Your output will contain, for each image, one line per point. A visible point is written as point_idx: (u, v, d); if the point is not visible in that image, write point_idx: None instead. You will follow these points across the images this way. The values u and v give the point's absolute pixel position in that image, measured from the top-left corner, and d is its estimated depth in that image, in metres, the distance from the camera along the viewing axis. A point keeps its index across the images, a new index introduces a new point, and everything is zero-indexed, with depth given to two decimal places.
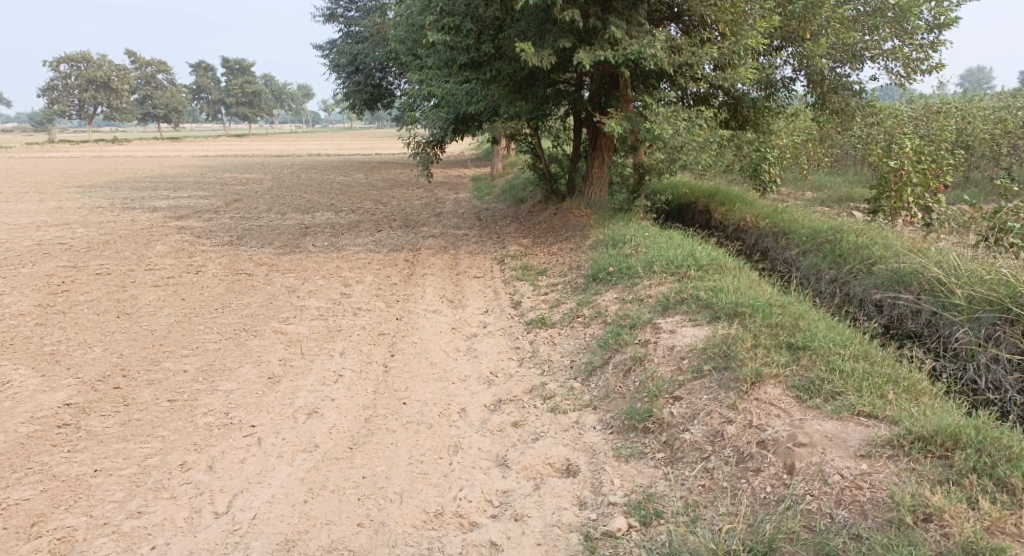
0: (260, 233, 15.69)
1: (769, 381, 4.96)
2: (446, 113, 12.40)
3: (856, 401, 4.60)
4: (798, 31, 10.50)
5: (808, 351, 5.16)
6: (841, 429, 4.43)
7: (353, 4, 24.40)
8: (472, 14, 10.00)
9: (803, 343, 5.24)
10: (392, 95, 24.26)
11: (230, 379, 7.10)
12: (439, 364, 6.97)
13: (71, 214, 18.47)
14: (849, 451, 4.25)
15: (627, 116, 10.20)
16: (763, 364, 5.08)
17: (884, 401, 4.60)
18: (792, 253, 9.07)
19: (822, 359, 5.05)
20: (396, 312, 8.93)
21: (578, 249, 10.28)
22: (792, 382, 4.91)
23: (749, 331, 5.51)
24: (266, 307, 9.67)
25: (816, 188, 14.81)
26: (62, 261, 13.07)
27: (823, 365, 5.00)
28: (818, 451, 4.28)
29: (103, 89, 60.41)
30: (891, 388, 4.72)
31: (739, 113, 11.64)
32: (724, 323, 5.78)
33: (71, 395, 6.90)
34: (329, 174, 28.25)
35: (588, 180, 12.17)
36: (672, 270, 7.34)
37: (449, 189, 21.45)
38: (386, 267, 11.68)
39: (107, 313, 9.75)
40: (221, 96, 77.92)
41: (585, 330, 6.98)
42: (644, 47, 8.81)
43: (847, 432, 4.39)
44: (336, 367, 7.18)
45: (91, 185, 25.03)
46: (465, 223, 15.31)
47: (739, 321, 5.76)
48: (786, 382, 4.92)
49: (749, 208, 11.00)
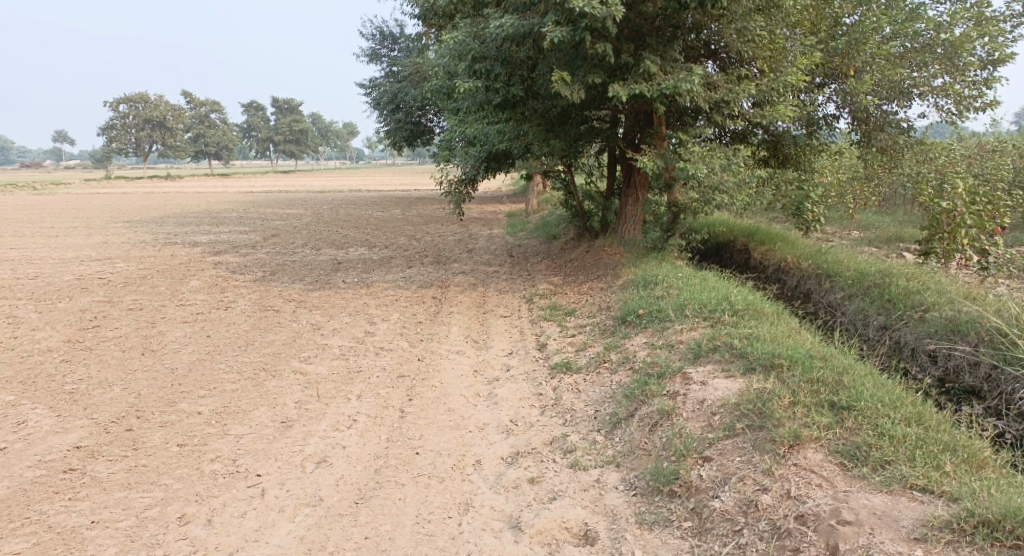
0: (293, 268, 15.67)
1: (809, 444, 4.51)
2: (477, 150, 12.25)
3: (909, 472, 4.14)
4: (841, 67, 10.17)
5: (853, 412, 4.70)
6: (892, 505, 3.97)
7: (395, 45, 24.72)
8: (503, 55, 9.64)
9: (848, 403, 4.78)
10: (431, 132, 24.39)
11: (242, 422, 6.85)
12: (457, 411, 6.63)
13: (115, 248, 18.76)
14: (901, 533, 3.80)
15: (660, 153, 9.90)
16: (802, 425, 4.64)
17: (941, 474, 4.14)
18: (836, 297, 8.58)
19: (869, 422, 4.59)
20: (419, 352, 8.65)
21: (608, 289, 9.95)
22: (835, 446, 4.46)
23: (788, 386, 5.07)
24: (290, 345, 9.48)
25: (863, 227, 14.27)
26: (98, 296, 13.16)
27: (870, 428, 4.55)
28: (866, 531, 3.83)
29: (157, 128, 62.50)
30: (949, 459, 4.26)
31: (779, 151, 11.21)
32: (761, 376, 5.36)
33: (82, 436, 6.73)
34: (367, 209, 28.41)
35: (621, 218, 11.85)
36: (706, 314, 6.93)
37: (484, 225, 21.32)
38: (413, 304, 11.45)
39: (133, 350, 9.66)
40: (269, 134, 79.97)
41: (611, 377, 6.59)
42: (681, 81, 8.52)
43: (899, 509, 3.94)
44: (351, 412, 6.89)
45: (138, 219, 25.60)
46: (496, 260, 15.06)
47: (777, 374, 5.33)
48: (829, 447, 4.48)
49: (791, 248, 10.56)
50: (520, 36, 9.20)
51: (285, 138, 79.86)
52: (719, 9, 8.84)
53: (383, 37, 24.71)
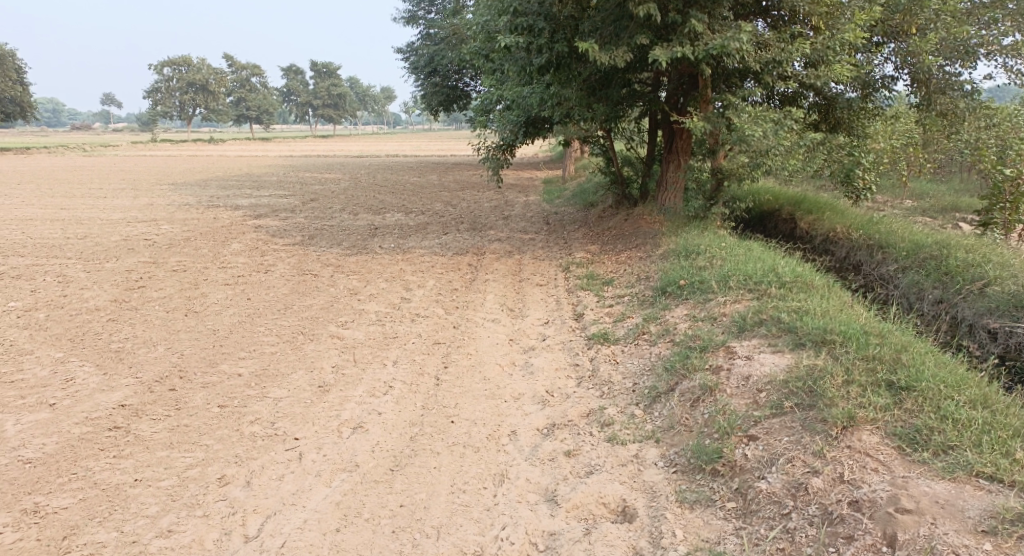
0: (332, 233, 15.73)
1: (864, 427, 4.35)
2: (516, 115, 12.04)
3: (975, 460, 3.96)
4: (902, 24, 9.69)
5: (912, 393, 4.51)
6: (956, 494, 3.81)
7: (433, 7, 24.40)
8: (547, 12, 9.42)
9: (906, 383, 4.59)
10: (468, 96, 24.15)
11: (281, 385, 6.91)
12: (493, 380, 6.59)
13: (160, 210, 19.07)
14: (967, 525, 3.63)
15: (707, 117, 9.71)
16: (857, 406, 4.47)
17: (1010, 462, 3.95)
18: (889, 269, 8.28)
19: (930, 403, 4.40)
20: (455, 319, 8.61)
21: (648, 259, 9.76)
22: (891, 429, 4.29)
23: (840, 363, 4.90)
24: (327, 309, 9.51)
25: (915, 196, 13.78)
26: (142, 258, 13.38)
27: (931, 410, 4.37)
28: (927, 521, 3.68)
29: (200, 91, 63.15)
30: (1019, 445, 4.06)
31: (831, 115, 10.93)
32: (811, 352, 5.19)
33: (126, 395, 6.84)
34: (405, 174, 28.41)
35: (663, 185, 11.62)
36: (751, 286, 6.73)
37: (520, 191, 21.14)
38: (450, 271, 11.41)
39: (176, 311, 9.80)
40: (309, 98, 80.30)
41: (651, 349, 6.47)
42: (729, 40, 8.19)
43: (964, 498, 3.77)
44: (387, 377, 6.89)
45: (181, 182, 25.97)
46: (533, 228, 14.92)
47: (827, 350, 5.15)
48: (886, 430, 4.31)
49: (840, 217, 10.20)
50: None
51: (325, 102, 80.09)
52: None
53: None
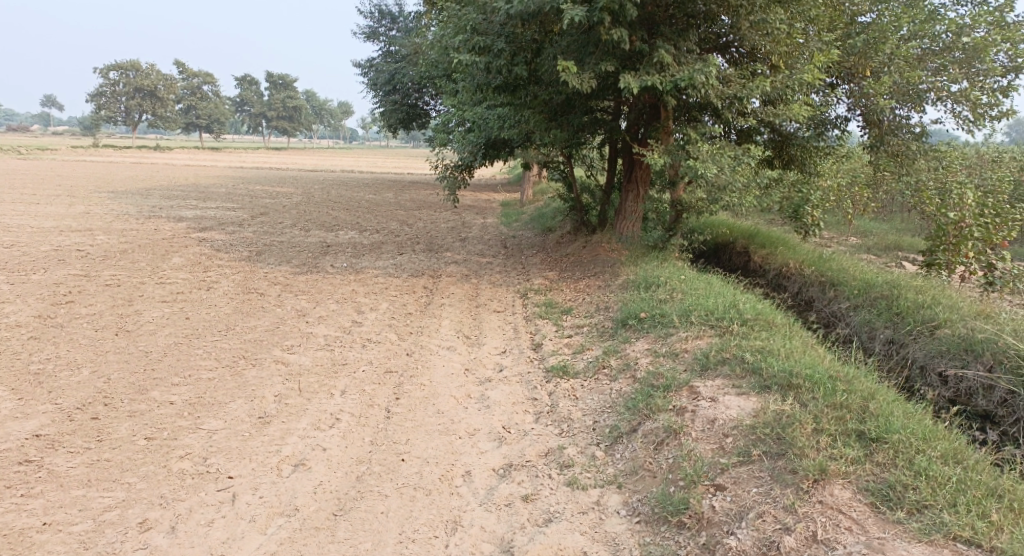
0: (280, 249, 15.18)
1: (836, 480, 4.24)
2: (475, 136, 11.80)
3: (952, 522, 3.90)
4: (857, 67, 9.88)
5: (884, 445, 4.43)
6: None
7: (394, 24, 24.15)
8: (509, 35, 9.21)
9: (877, 434, 4.50)
10: (427, 115, 23.89)
11: (216, 416, 6.44)
12: (446, 413, 6.26)
13: (97, 220, 18.18)
14: None
15: (667, 150, 9.55)
16: (829, 458, 4.37)
17: (988, 524, 3.89)
18: (841, 306, 8.25)
19: (904, 458, 4.32)
20: (407, 346, 8.25)
21: (606, 288, 9.60)
22: (864, 484, 4.21)
23: (809, 410, 4.76)
24: (272, 332, 9.04)
25: (861, 233, 14.03)
26: (74, 270, 12.62)
27: (904, 465, 4.28)
28: None
29: (149, 97, 61.31)
30: (995, 506, 4.00)
31: (784, 151, 10.79)
32: (778, 395, 5.03)
33: (43, 424, 6.29)
34: (359, 191, 27.89)
35: (620, 214, 11.48)
36: (713, 322, 6.58)
37: (477, 213, 20.88)
38: (403, 294, 11.04)
39: (106, 330, 9.19)
40: (263, 110, 78.94)
41: (611, 385, 6.24)
42: (697, 72, 8.15)
43: None
44: (333, 409, 6.50)
45: (124, 191, 24.91)
46: (489, 251, 14.64)
47: (795, 394, 4.99)
48: (858, 484, 4.22)
49: (794, 252, 10.22)
50: (529, 15, 8.71)
51: (279, 114, 78.80)
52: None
53: (382, 17, 24.16)
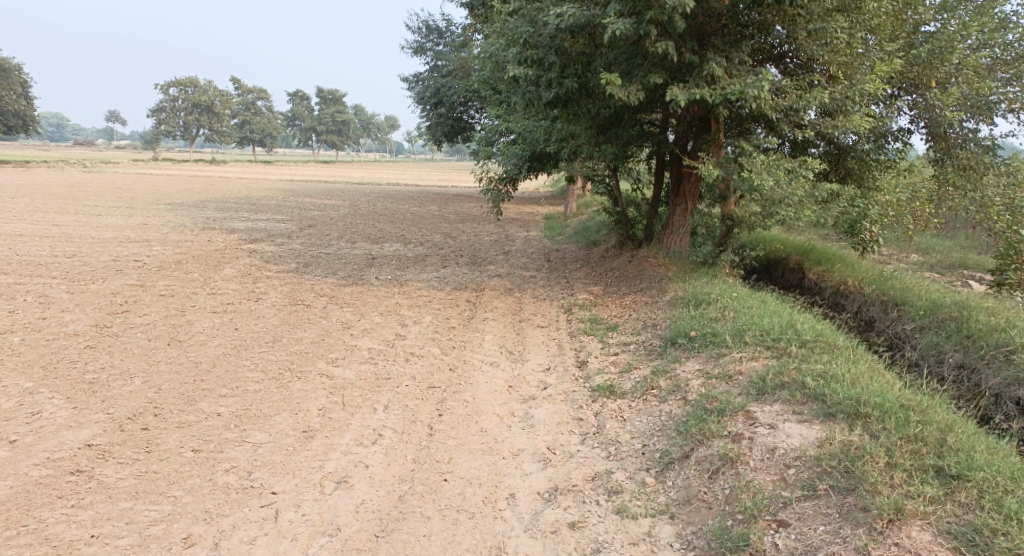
0: (327, 261, 15.33)
1: (913, 522, 4.11)
2: (521, 149, 11.73)
3: None
4: (920, 77, 9.51)
5: (967, 482, 4.28)
6: None
7: (441, 39, 24.36)
8: (558, 47, 9.10)
9: (959, 471, 4.35)
10: (473, 129, 23.99)
11: (262, 429, 6.45)
12: (489, 432, 6.15)
13: (154, 231, 18.65)
14: None
15: (719, 162, 9.44)
16: (905, 497, 4.23)
17: None
18: (905, 327, 7.88)
19: (991, 500, 4.16)
20: (451, 361, 8.17)
21: (654, 304, 9.39)
22: (945, 527, 4.06)
23: (880, 442, 4.61)
24: (318, 344, 9.07)
25: (922, 251, 13.54)
26: (130, 280, 12.92)
27: (991, 507, 4.12)
28: None
29: (205, 112, 63.10)
30: None
31: (841, 165, 10.57)
32: (844, 425, 4.86)
33: (95, 433, 6.39)
34: (405, 203, 28.10)
35: (669, 228, 11.27)
36: (769, 343, 6.34)
37: (521, 226, 20.82)
38: (447, 307, 11.01)
39: (159, 340, 9.35)
40: (313, 124, 80.59)
41: (660, 406, 6.05)
42: (748, 86, 7.93)
43: None
44: (376, 424, 6.44)
45: (180, 203, 25.58)
46: (533, 264, 14.54)
47: (865, 425, 4.82)
48: (938, 526, 4.07)
49: (851, 270, 9.87)
50: (578, 27, 8.61)
51: (328, 128, 80.30)
52: (795, 9, 8.33)
53: (430, 32, 24.41)
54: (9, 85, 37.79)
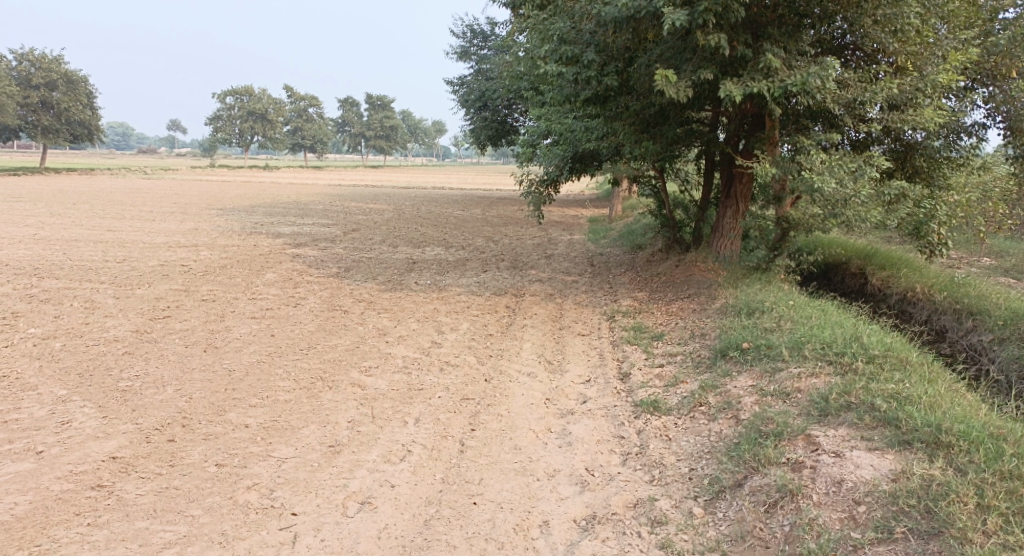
0: (368, 265, 15.18)
1: None
2: (563, 150, 11.32)
3: None
4: (998, 68, 9.04)
5: None
6: None
7: (485, 42, 24.12)
8: (600, 43, 8.62)
9: None
10: (516, 132, 23.69)
11: (288, 442, 6.19)
12: (524, 450, 5.82)
13: (203, 236, 18.82)
14: None
15: (776, 161, 8.92)
16: (998, 546, 3.78)
17: None
18: (982, 339, 7.56)
19: None
20: (487, 371, 7.80)
21: (702, 312, 8.91)
22: None
23: (967, 479, 4.14)
24: (352, 352, 8.81)
25: (995, 255, 12.79)
26: (174, 285, 12.92)
27: None
28: None
29: (259, 120, 64.24)
30: None
31: (907, 163, 10.00)
32: (922, 457, 4.37)
33: (120, 445, 6.21)
34: (449, 207, 27.92)
35: (718, 231, 10.74)
36: (831, 358, 5.81)
37: (565, 230, 20.41)
38: (485, 313, 10.68)
39: (195, 346, 9.21)
40: (361, 130, 81.49)
41: (709, 425, 5.64)
42: (811, 75, 7.43)
43: None
44: (405, 439, 6.14)
45: (231, 208, 25.89)
46: (575, 269, 14.09)
47: (947, 456, 4.33)
48: None
49: (918, 275, 9.27)
50: (620, 22, 8.10)
51: (376, 133, 81.11)
52: None
53: (474, 36, 24.19)
54: (75, 95, 38.93)
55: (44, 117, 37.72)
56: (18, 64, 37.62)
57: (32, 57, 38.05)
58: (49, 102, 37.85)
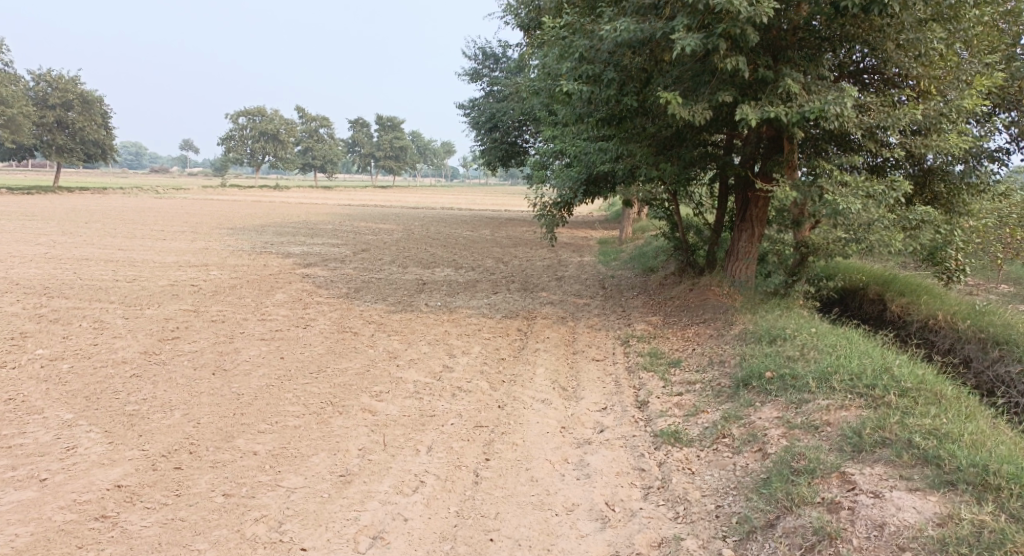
0: (378, 286, 15.05)
1: None
2: (577, 172, 11.21)
3: None
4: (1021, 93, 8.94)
5: None
6: None
7: (497, 65, 24.20)
8: (616, 64, 8.51)
9: None
10: (526, 153, 23.69)
11: (297, 471, 6.01)
12: (541, 482, 5.63)
13: (214, 255, 18.78)
14: None
15: (795, 186, 8.77)
16: None
17: None
18: (1010, 370, 7.39)
19: None
20: (500, 397, 7.62)
21: (719, 338, 8.73)
22: None
23: (1022, 526, 3.99)
24: (362, 375, 8.65)
25: (1012, 281, 12.59)
26: (184, 305, 12.81)
27: None
28: None
29: (271, 140, 64.63)
30: None
31: (927, 188, 9.86)
32: (970, 500, 4.23)
33: (125, 473, 6.03)
34: (457, 228, 27.86)
35: (733, 255, 10.56)
36: (861, 391, 5.66)
37: (575, 251, 20.29)
38: (497, 336, 10.51)
39: (204, 369, 9.06)
40: (371, 150, 81.94)
41: (734, 459, 5.50)
42: (829, 103, 7.29)
43: None
44: (418, 469, 5.95)
45: (241, 227, 25.89)
46: (586, 292, 13.93)
47: (996, 500, 4.19)
48: None
49: (939, 302, 9.08)
50: (637, 42, 7.99)
51: (386, 154, 81.59)
52: (882, 18, 7.67)
53: (486, 58, 24.26)
54: (90, 115, 39.28)
55: (58, 136, 38.02)
56: (34, 84, 37.99)
57: (48, 77, 38.44)
58: (63, 121, 38.17)
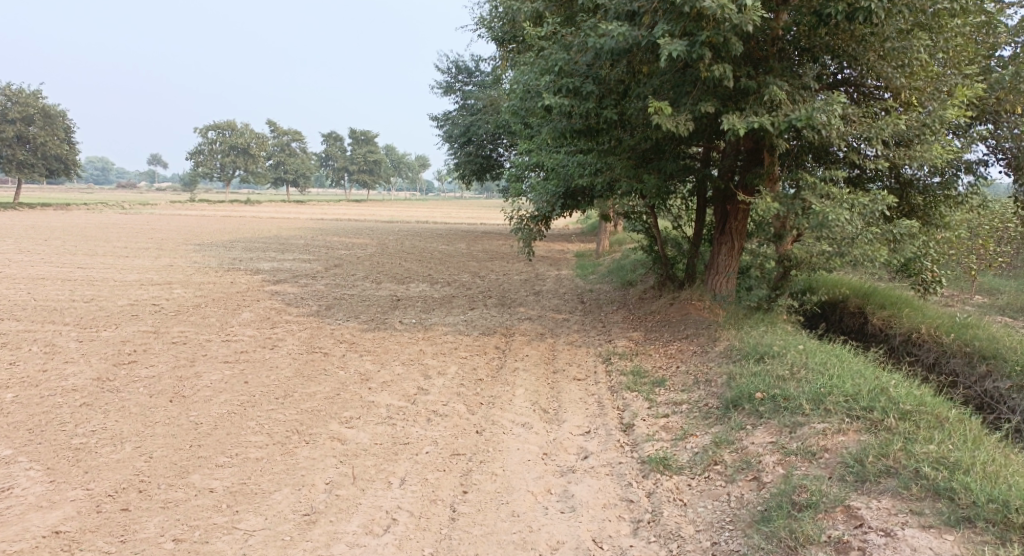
0: (351, 303, 14.55)
1: None
2: (554, 185, 10.86)
3: None
4: (1002, 104, 8.80)
5: None
6: None
7: (470, 78, 23.85)
8: (595, 75, 8.20)
9: None
10: (501, 166, 23.33)
11: (257, 510, 5.54)
12: (523, 517, 5.28)
13: (179, 273, 18.09)
14: None
15: (778, 198, 8.48)
16: None
17: None
18: (998, 386, 7.21)
19: None
20: (477, 422, 7.20)
21: (703, 355, 8.41)
22: None
23: None
24: (331, 400, 8.16)
25: (989, 291, 12.53)
26: (143, 326, 12.17)
27: None
28: None
29: (243, 154, 63.64)
30: None
31: (906, 201, 9.61)
32: (992, 542, 4.07)
33: (66, 517, 5.51)
34: (432, 241, 27.41)
35: (713, 269, 10.25)
36: (858, 413, 5.42)
37: (552, 264, 19.95)
38: (474, 355, 10.10)
39: (162, 395, 8.49)
40: (344, 164, 81.11)
41: (728, 489, 5.22)
42: (817, 110, 7.04)
43: None
44: (389, 505, 5.52)
45: (209, 244, 25.16)
46: (565, 306, 13.58)
47: (1021, 541, 4.04)
48: None
49: (922, 315, 8.89)
50: (617, 52, 7.67)
51: (360, 167, 80.85)
52: (866, 28, 7.48)
53: (459, 71, 23.92)
54: (53, 130, 38.25)
55: (19, 151, 36.88)
56: None
57: (8, 91, 37.30)
58: (24, 136, 36.99)
